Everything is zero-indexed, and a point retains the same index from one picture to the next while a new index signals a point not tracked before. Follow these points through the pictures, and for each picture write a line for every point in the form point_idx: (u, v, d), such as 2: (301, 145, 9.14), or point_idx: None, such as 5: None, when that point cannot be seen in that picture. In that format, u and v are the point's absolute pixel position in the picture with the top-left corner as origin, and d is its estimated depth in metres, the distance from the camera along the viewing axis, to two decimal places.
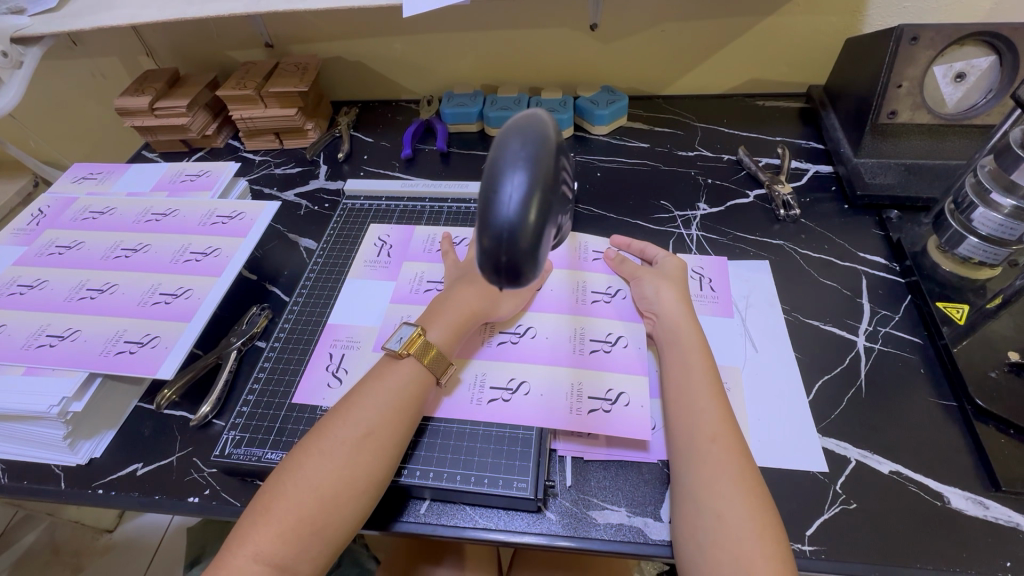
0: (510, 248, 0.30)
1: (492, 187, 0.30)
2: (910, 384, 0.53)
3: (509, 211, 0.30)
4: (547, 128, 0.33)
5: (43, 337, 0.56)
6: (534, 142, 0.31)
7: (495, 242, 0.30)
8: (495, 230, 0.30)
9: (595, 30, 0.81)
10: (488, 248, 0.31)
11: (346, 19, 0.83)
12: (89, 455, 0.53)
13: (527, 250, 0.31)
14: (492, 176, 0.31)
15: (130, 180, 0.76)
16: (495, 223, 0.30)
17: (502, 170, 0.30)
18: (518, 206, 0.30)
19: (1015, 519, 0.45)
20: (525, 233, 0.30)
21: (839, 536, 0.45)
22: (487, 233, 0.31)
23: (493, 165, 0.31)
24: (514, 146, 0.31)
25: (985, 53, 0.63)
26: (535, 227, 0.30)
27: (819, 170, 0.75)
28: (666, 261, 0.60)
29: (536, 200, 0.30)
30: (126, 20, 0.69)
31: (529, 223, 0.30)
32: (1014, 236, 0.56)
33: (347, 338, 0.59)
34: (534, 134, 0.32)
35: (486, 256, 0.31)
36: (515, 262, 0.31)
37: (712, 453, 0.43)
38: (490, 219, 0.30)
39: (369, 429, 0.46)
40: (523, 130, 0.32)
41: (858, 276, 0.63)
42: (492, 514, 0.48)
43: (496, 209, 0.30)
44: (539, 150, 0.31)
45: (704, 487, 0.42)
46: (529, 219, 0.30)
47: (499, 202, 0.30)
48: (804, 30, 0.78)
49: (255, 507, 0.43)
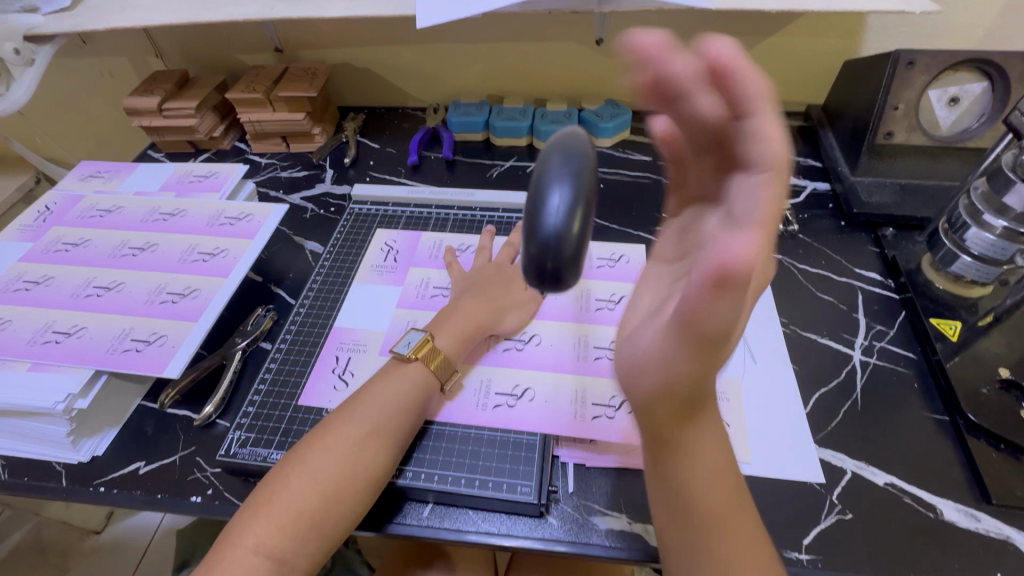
0: (555, 255, 0.32)
1: (538, 201, 0.32)
2: (904, 398, 0.55)
3: (553, 221, 0.31)
4: (585, 148, 0.35)
5: (49, 333, 0.57)
6: (576, 159, 0.33)
7: (540, 249, 0.32)
8: (540, 239, 0.32)
9: (601, 45, 0.83)
10: (533, 255, 0.32)
11: (357, 26, 0.84)
12: (91, 453, 0.53)
13: (570, 257, 0.32)
14: (537, 188, 0.33)
15: (137, 179, 0.76)
16: (540, 232, 0.32)
17: (548, 185, 0.33)
18: (562, 216, 0.31)
19: (1005, 531, 0.46)
20: (569, 242, 0.32)
21: (835, 545, 0.45)
22: (533, 241, 0.32)
23: (539, 179, 0.33)
24: (557, 162, 0.33)
25: (978, 79, 0.65)
26: (577, 236, 0.32)
27: (816, 187, 0.77)
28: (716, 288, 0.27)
29: (578, 212, 0.32)
30: (139, 22, 0.70)
31: (574, 232, 0.32)
32: (1006, 255, 0.57)
33: (354, 341, 0.60)
34: (574, 152, 0.33)
35: (530, 262, 0.33)
36: (558, 269, 0.32)
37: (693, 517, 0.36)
38: (536, 229, 0.32)
39: (374, 429, 0.46)
40: (564, 147, 0.34)
41: (853, 291, 0.64)
42: (494, 518, 0.48)
43: (541, 218, 0.32)
44: (582, 166, 0.33)
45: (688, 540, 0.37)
46: (573, 229, 0.32)
47: (545, 212, 0.32)
48: (805, 51, 0.81)
49: (257, 498, 0.43)
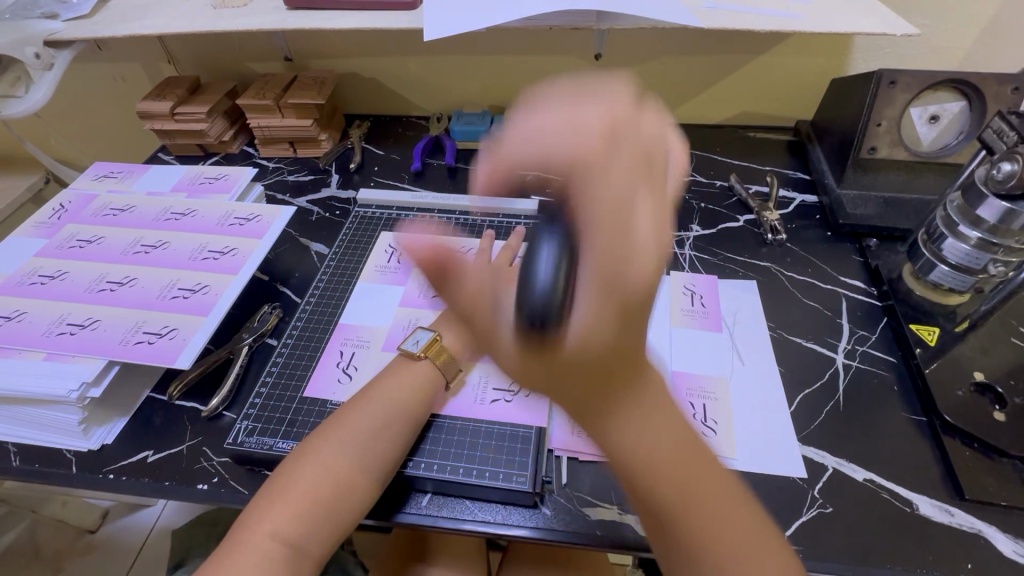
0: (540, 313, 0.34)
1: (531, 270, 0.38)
2: (884, 400, 0.57)
3: (542, 284, 0.35)
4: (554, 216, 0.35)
5: (64, 325, 0.59)
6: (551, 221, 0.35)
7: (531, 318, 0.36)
8: (529, 313, 0.36)
9: (599, 59, 0.86)
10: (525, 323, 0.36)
11: (365, 37, 0.87)
12: (101, 442, 0.55)
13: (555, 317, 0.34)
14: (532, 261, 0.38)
15: (149, 180, 0.79)
16: (531, 303, 0.36)
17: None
18: (550, 276, 0.35)
19: (977, 525, 0.48)
20: (553, 306, 0.34)
21: (815, 536, 0.48)
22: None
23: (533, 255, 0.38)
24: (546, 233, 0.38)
25: (957, 98, 0.69)
26: (561, 296, 0.34)
27: (804, 200, 0.80)
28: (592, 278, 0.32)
29: (563, 263, 0.35)
30: (157, 29, 0.73)
31: (558, 296, 0.34)
32: (980, 264, 0.60)
33: (358, 338, 0.62)
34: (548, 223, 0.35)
35: (522, 324, 0.36)
36: (543, 321, 0.34)
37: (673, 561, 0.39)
38: (529, 301, 0.37)
39: (385, 424, 0.48)
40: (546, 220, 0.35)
41: (838, 298, 0.67)
42: (491, 508, 0.50)
43: (534, 286, 0.36)
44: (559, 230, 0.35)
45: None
46: (557, 289, 0.34)
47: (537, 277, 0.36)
48: (793, 68, 0.84)
49: (272, 487, 0.44)
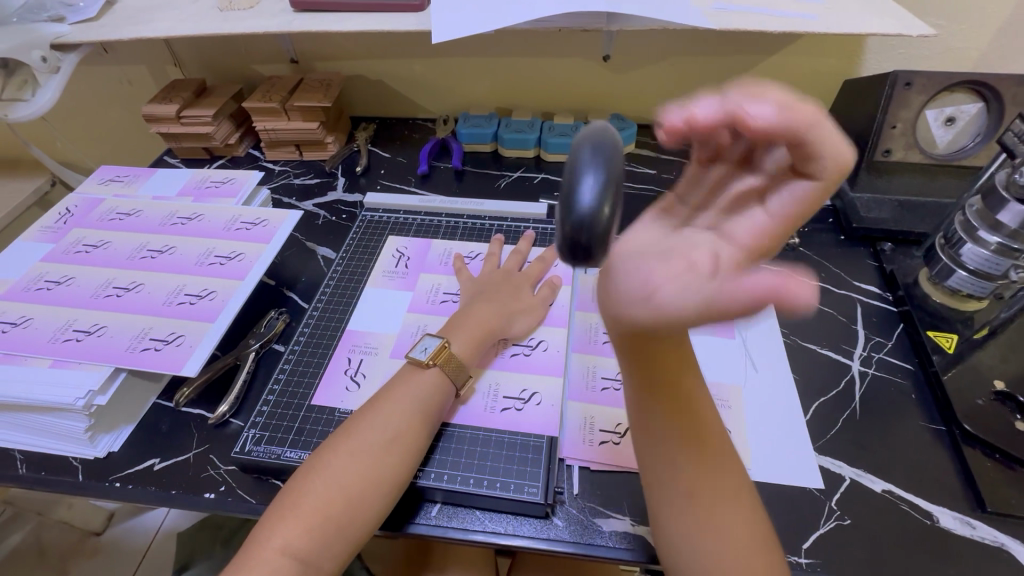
0: (589, 231, 0.36)
1: (573, 186, 0.37)
2: (901, 408, 0.56)
3: (586, 203, 0.36)
4: (614, 146, 0.40)
5: (71, 331, 0.58)
6: (603, 151, 0.39)
7: (577, 226, 0.36)
8: (574, 219, 0.36)
9: (607, 61, 0.86)
10: (569, 232, 0.37)
11: (371, 39, 0.87)
12: (107, 449, 0.55)
13: (601, 235, 0.36)
14: (572, 176, 0.38)
15: (156, 184, 0.78)
16: (573, 213, 0.36)
17: (580, 173, 0.37)
18: (594, 198, 0.36)
19: (1000, 539, 0.47)
20: (600, 221, 0.36)
21: (833, 549, 0.47)
22: (569, 221, 0.37)
23: (574, 170, 0.38)
24: (586, 155, 0.38)
25: (974, 100, 0.67)
26: (607, 216, 0.37)
27: (816, 203, 0.79)
28: (787, 191, 0.37)
29: (609, 194, 0.37)
30: (163, 32, 0.73)
31: (603, 217, 0.36)
32: (1000, 270, 0.58)
33: (366, 344, 0.62)
34: (604, 147, 0.39)
35: (565, 239, 0.37)
36: (591, 245, 0.37)
37: (670, 448, 0.43)
38: (569, 210, 0.37)
39: (396, 435, 0.48)
40: (596, 141, 0.39)
41: (853, 303, 0.66)
42: (502, 519, 0.50)
43: (575, 201, 0.37)
44: (610, 159, 0.38)
45: (665, 504, 0.43)
46: (603, 211, 0.36)
47: (580, 193, 0.37)
48: (805, 69, 0.83)
49: (283, 502, 0.44)
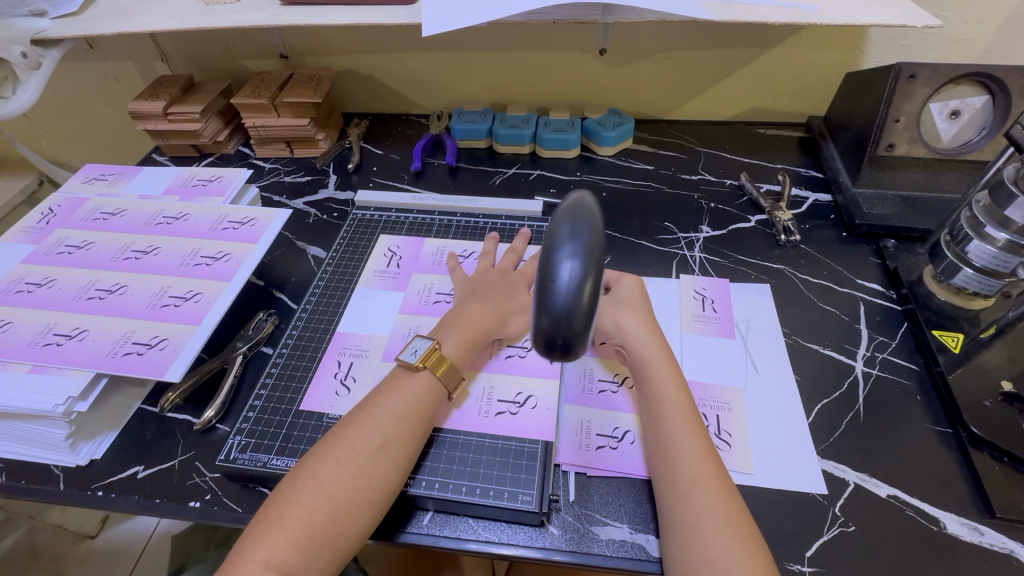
0: (565, 329, 0.32)
1: (549, 272, 0.32)
2: (906, 410, 0.54)
3: (564, 295, 0.32)
4: (594, 216, 0.34)
5: (50, 335, 0.56)
6: (583, 229, 0.33)
7: (552, 323, 0.32)
8: (551, 312, 0.32)
9: (604, 55, 0.83)
10: (545, 328, 0.33)
11: (362, 33, 0.85)
12: (89, 456, 0.53)
13: (579, 330, 0.33)
14: (546, 258, 0.33)
15: (141, 182, 0.77)
16: (551, 305, 0.32)
17: (557, 252, 0.32)
18: (572, 289, 0.32)
19: (1010, 545, 0.45)
20: (579, 316, 0.32)
21: (837, 556, 0.45)
22: (544, 315, 0.32)
23: (548, 250, 0.33)
24: (564, 232, 0.33)
25: (979, 93, 0.66)
26: (587, 308, 0.32)
27: (818, 198, 0.77)
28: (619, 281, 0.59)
29: (589, 282, 0.32)
30: (146, 27, 0.70)
31: (583, 304, 0.32)
32: (1007, 267, 0.57)
33: (356, 347, 0.60)
34: (585, 225, 0.33)
35: (540, 332, 0.33)
36: (569, 342, 0.33)
37: (676, 440, 0.46)
38: (547, 301, 0.32)
39: (385, 441, 0.46)
40: (575, 217, 0.34)
41: (855, 302, 0.64)
42: (495, 527, 0.48)
43: (552, 291, 0.32)
44: (590, 240, 0.33)
45: (667, 495, 0.44)
46: (582, 302, 0.32)
47: (557, 282, 0.32)
48: (806, 62, 0.81)
49: (267, 514, 0.42)
